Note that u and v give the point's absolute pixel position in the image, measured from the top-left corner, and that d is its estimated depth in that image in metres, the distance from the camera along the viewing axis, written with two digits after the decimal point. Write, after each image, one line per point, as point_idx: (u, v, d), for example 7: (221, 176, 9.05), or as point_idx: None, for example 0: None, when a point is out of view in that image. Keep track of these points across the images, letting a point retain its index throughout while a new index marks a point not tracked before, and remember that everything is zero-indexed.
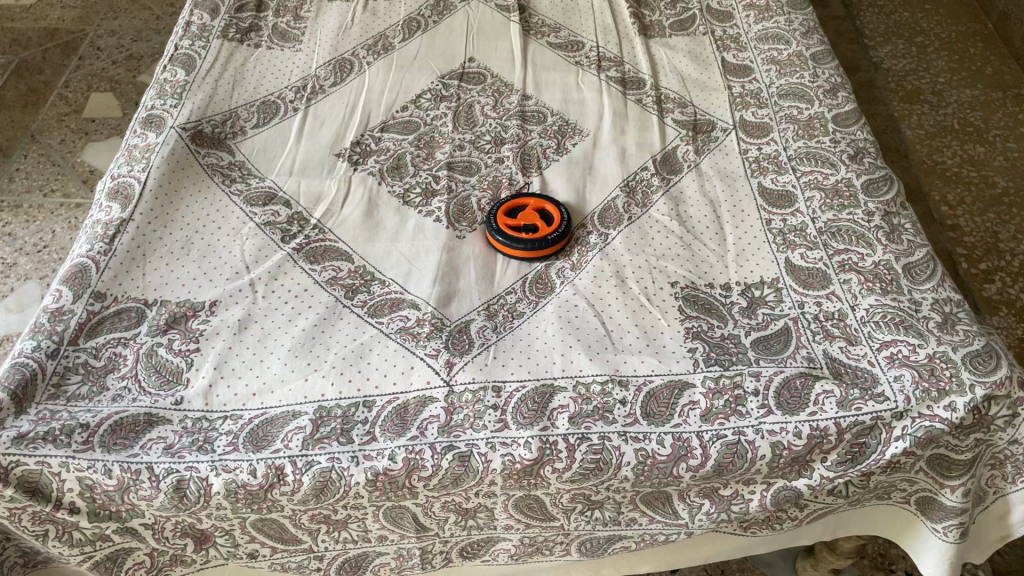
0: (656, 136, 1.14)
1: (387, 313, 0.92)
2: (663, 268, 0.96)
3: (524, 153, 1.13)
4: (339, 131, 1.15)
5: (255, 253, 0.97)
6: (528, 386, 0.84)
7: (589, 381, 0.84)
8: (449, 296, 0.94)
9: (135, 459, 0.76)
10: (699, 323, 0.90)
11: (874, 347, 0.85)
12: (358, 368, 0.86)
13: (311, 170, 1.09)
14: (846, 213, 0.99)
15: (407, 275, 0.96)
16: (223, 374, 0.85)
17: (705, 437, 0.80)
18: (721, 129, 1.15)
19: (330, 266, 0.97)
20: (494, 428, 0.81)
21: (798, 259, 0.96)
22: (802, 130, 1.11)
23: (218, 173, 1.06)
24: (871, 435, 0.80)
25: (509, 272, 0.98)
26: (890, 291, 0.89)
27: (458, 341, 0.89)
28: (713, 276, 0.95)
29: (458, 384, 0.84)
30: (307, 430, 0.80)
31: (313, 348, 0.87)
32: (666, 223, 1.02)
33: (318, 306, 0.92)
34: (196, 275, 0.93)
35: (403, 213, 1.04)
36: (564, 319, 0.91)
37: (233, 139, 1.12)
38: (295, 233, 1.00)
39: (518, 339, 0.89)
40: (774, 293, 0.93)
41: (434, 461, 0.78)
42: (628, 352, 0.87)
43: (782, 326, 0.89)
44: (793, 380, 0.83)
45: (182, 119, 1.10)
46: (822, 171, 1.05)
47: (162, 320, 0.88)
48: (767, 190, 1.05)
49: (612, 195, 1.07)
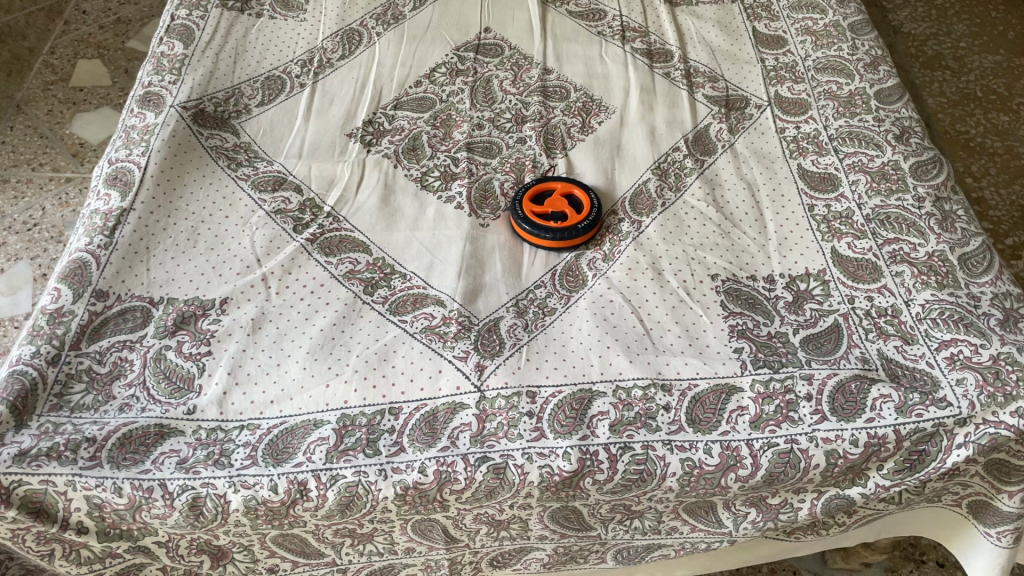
0: (687, 113, 1.08)
1: (409, 310, 0.86)
2: (701, 259, 0.90)
3: (547, 132, 1.06)
4: (350, 109, 1.08)
5: (266, 245, 0.90)
6: (565, 390, 0.79)
7: (630, 386, 0.79)
8: (475, 291, 0.88)
9: (147, 476, 0.71)
10: (743, 319, 0.84)
11: (932, 347, 0.80)
12: (382, 373, 0.80)
13: (322, 152, 1.02)
14: (895, 199, 0.93)
15: (430, 268, 0.90)
16: (237, 380, 0.78)
17: (756, 445, 0.75)
18: (756, 106, 1.08)
19: (347, 258, 0.90)
20: (530, 437, 0.75)
21: (845, 250, 0.90)
22: (843, 107, 1.05)
23: (222, 156, 0.99)
24: (931, 443, 0.75)
25: (537, 264, 0.92)
26: (946, 285, 0.84)
27: (487, 342, 0.83)
28: (755, 268, 0.90)
29: (489, 389, 0.79)
30: (330, 441, 0.75)
31: (333, 350, 0.81)
32: (702, 209, 0.96)
33: (336, 303, 0.86)
34: (204, 270, 0.87)
35: (421, 199, 0.98)
36: (600, 316, 0.85)
37: (237, 118, 1.04)
38: (308, 222, 0.94)
39: (552, 338, 0.83)
40: (821, 286, 0.87)
41: (467, 474, 0.73)
42: (669, 352, 0.82)
43: (832, 323, 0.84)
44: (848, 383, 0.78)
45: (183, 97, 1.03)
46: (867, 152, 0.99)
47: (170, 320, 0.82)
48: (808, 173, 0.99)
49: (643, 178, 1.00)
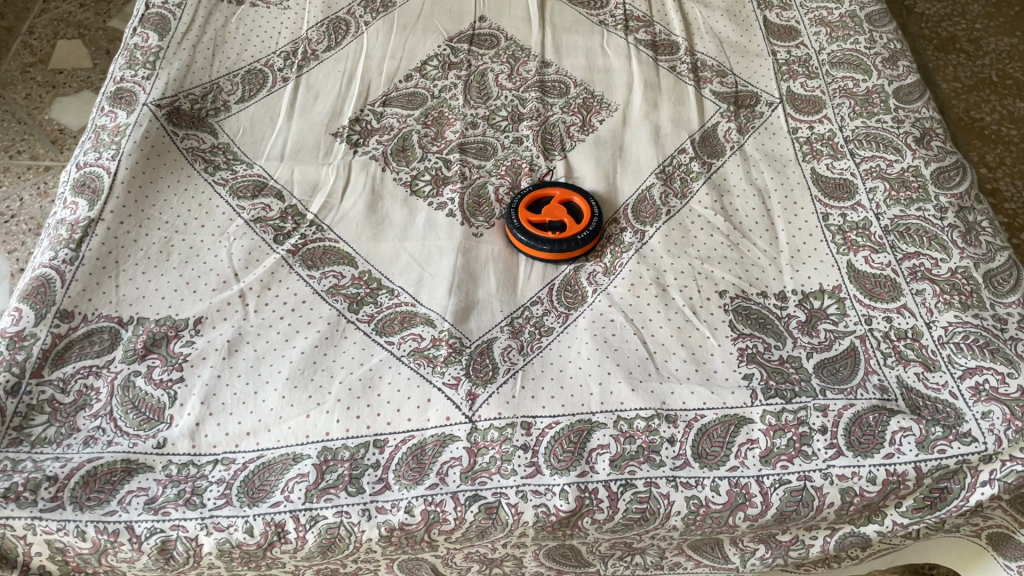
0: (693, 111, 1.02)
1: (396, 330, 0.80)
2: (709, 274, 0.85)
3: (545, 132, 1.00)
4: (336, 105, 1.02)
5: (245, 258, 0.85)
6: (563, 421, 0.73)
7: (632, 417, 0.73)
8: (467, 308, 0.83)
9: (112, 518, 0.66)
10: (753, 342, 0.79)
11: (956, 375, 0.75)
12: (366, 402, 0.74)
13: (305, 154, 0.96)
14: (916, 208, 0.87)
15: (419, 282, 0.85)
16: (211, 410, 0.73)
17: (766, 482, 0.70)
18: (767, 103, 1.02)
19: (330, 272, 0.85)
20: (524, 473, 0.71)
21: (862, 264, 0.84)
22: (860, 106, 0.98)
23: (199, 159, 0.93)
24: (954, 480, 0.70)
25: (534, 278, 0.86)
26: (971, 306, 0.79)
27: (479, 367, 0.77)
28: (766, 283, 0.84)
29: (481, 420, 0.73)
30: (310, 479, 0.70)
31: (314, 376, 0.76)
32: (710, 218, 0.90)
33: (319, 323, 0.80)
34: (178, 286, 0.81)
35: (411, 205, 0.92)
36: (600, 338, 0.79)
37: (215, 116, 0.98)
38: (290, 231, 0.88)
39: (549, 362, 0.78)
40: (836, 305, 0.82)
41: (457, 514, 0.69)
42: (674, 379, 0.76)
43: (848, 346, 0.78)
44: (866, 415, 0.73)
45: (157, 93, 0.97)
46: (885, 157, 0.93)
47: (139, 343, 0.77)
48: (822, 179, 0.93)
49: (647, 183, 0.94)
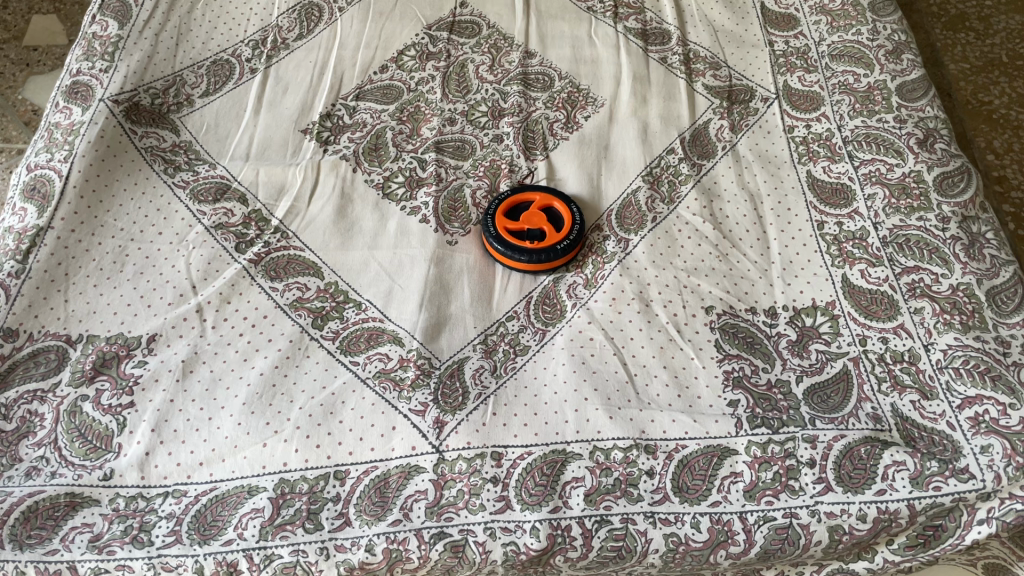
0: (684, 107, 0.96)
1: (362, 349, 0.75)
2: (695, 288, 0.80)
3: (527, 129, 0.95)
4: (306, 99, 0.96)
5: (204, 269, 0.80)
6: (535, 452, 0.69)
7: (609, 447, 0.69)
8: (438, 325, 0.78)
9: (54, 558, 0.63)
10: (740, 364, 0.74)
11: (954, 404, 0.70)
12: (328, 429, 0.70)
13: (272, 153, 0.91)
14: (916, 217, 0.82)
15: (388, 295, 0.80)
16: (162, 438, 0.69)
17: (750, 519, 0.66)
18: (762, 99, 0.97)
19: (294, 284, 0.80)
20: (493, 509, 0.66)
21: (858, 279, 0.80)
22: (860, 104, 0.93)
23: (158, 159, 0.88)
24: (949, 518, 0.66)
25: (511, 290, 0.82)
26: (972, 327, 0.74)
27: (449, 391, 0.73)
28: (755, 298, 0.79)
29: (449, 450, 0.69)
30: (265, 514, 0.66)
31: (272, 400, 0.72)
32: (698, 226, 0.85)
33: (280, 340, 0.76)
34: (131, 300, 0.77)
35: (383, 209, 0.87)
36: (578, 359, 0.75)
37: (177, 111, 0.93)
38: (252, 239, 0.83)
39: (522, 385, 0.73)
40: (829, 323, 0.77)
41: (421, 553, 0.65)
42: (655, 406, 0.72)
43: (841, 369, 0.74)
44: (857, 447, 0.68)
45: (115, 87, 0.91)
46: (885, 160, 0.87)
47: (88, 364, 0.73)
48: (818, 183, 0.88)
49: (633, 186, 0.89)
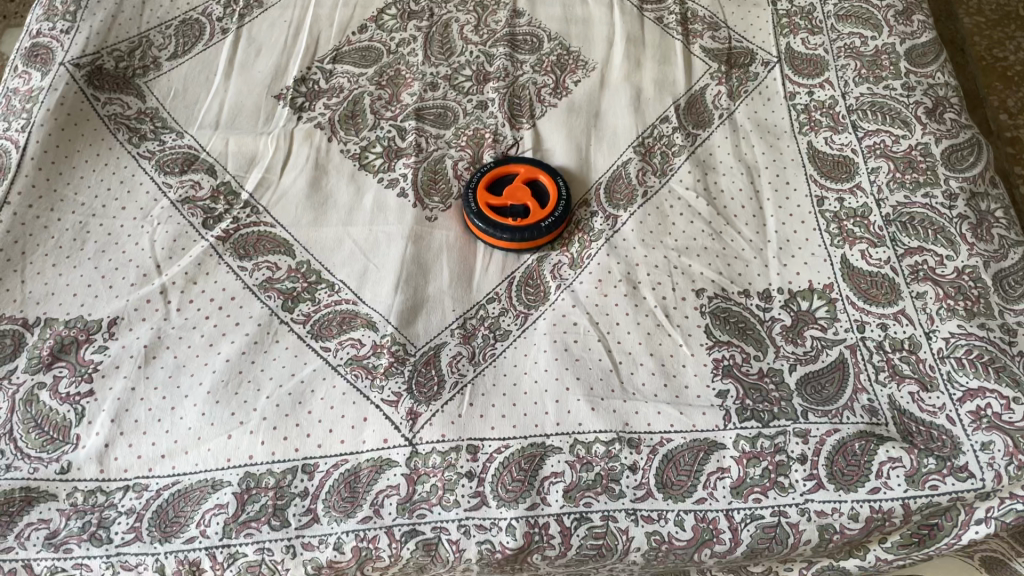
0: (680, 71, 0.91)
1: (334, 333, 0.72)
2: (685, 269, 0.76)
3: (513, 95, 0.90)
4: (280, 62, 0.91)
5: (169, 247, 0.76)
6: (513, 445, 0.66)
7: (590, 440, 0.66)
8: (415, 307, 0.74)
9: (8, 556, 0.60)
10: (730, 351, 0.71)
11: (955, 398, 0.66)
12: (296, 420, 0.67)
13: (243, 121, 0.86)
14: (922, 194, 0.78)
15: (363, 276, 0.76)
16: (122, 429, 0.66)
17: (736, 517, 0.63)
18: (762, 62, 0.92)
19: (264, 263, 0.76)
20: (468, 505, 0.63)
21: (858, 260, 0.75)
22: (867, 69, 0.88)
23: (122, 127, 0.83)
24: (946, 517, 0.63)
25: (492, 270, 0.78)
26: (977, 314, 0.70)
27: (424, 380, 0.69)
28: (749, 280, 0.75)
29: (423, 443, 0.66)
30: (229, 511, 0.63)
31: (239, 389, 0.68)
32: (691, 201, 0.81)
33: (248, 324, 0.72)
34: (92, 280, 0.73)
35: (359, 182, 0.83)
36: (560, 345, 0.71)
37: (143, 75, 0.88)
38: (221, 214, 0.79)
39: (501, 373, 0.70)
40: (826, 308, 0.73)
41: (392, 551, 0.62)
42: (640, 397, 0.68)
43: (837, 357, 0.70)
44: (851, 443, 0.65)
45: (76, 50, 0.87)
46: (891, 131, 0.82)
47: (46, 349, 0.69)
48: (820, 155, 0.83)
49: (623, 158, 0.85)
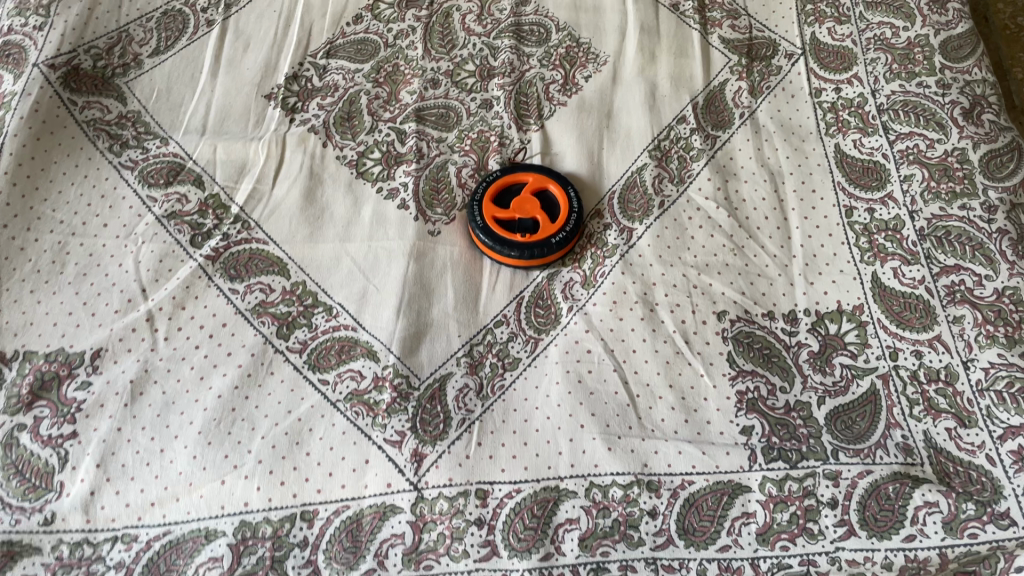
0: (698, 65, 0.85)
1: (332, 364, 0.68)
2: (706, 288, 0.71)
3: (519, 92, 0.84)
4: (270, 58, 0.85)
5: (155, 268, 0.71)
6: (525, 489, 0.62)
7: (607, 484, 0.62)
8: (418, 333, 0.70)
9: None
10: (755, 383, 0.66)
11: (995, 436, 0.63)
12: (293, 464, 0.62)
13: (232, 124, 0.81)
14: (959, 206, 0.73)
15: (362, 298, 0.71)
16: (109, 475, 0.62)
17: (762, 566, 0.58)
18: (785, 54, 0.86)
19: (257, 285, 0.71)
20: (477, 556, 0.59)
21: (891, 279, 0.71)
22: (898, 64, 0.82)
23: (102, 134, 0.78)
24: (983, 564, 0.58)
25: (499, 289, 0.73)
26: (1018, 342, 0.66)
27: (429, 417, 0.65)
28: (773, 300, 0.71)
29: (428, 488, 0.62)
30: (224, 565, 0.59)
31: (232, 429, 0.64)
32: (711, 212, 0.76)
33: (241, 355, 0.68)
34: (73, 308, 0.69)
35: (356, 192, 0.77)
36: (573, 377, 0.67)
37: (123, 75, 0.82)
38: (210, 230, 0.74)
39: (511, 408, 0.65)
40: (857, 332, 0.69)
41: None
42: (659, 434, 0.64)
43: (868, 388, 0.66)
44: (885, 486, 0.61)
45: (50, 49, 0.82)
46: (925, 134, 0.77)
47: (25, 387, 0.65)
48: (848, 159, 0.78)
49: (638, 163, 0.79)
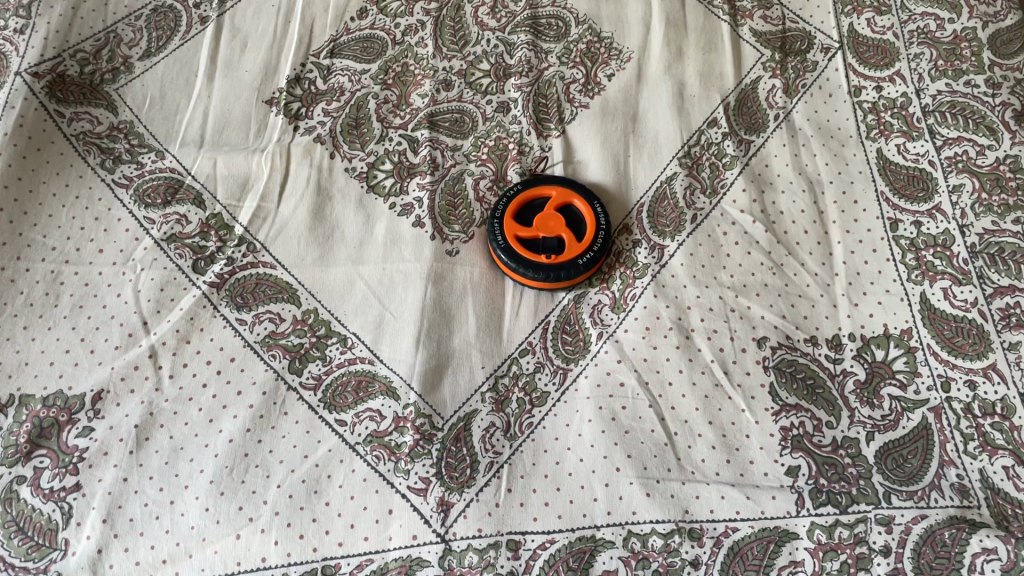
0: (728, 61, 0.80)
1: (349, 403, 0.63)
2: (744, 312, 0.67)
3: (538, 93, 0.79)
4: (271, 59, 0.80)
5: (157, 298, 0.67)
6: (559, 540, 0.58)
7: (646, 532, 0.58)
8: (439, 366, 0.65)
9: None
10: (800, 418, 0.62)
11: None
12: (312, 515, 0.58)
13: (232, 135, 0.76)
14: (1013, 219, 0.69)
15: (378, 326, 0.67)
16: (116, 530, 0.57)
17: None
18: (822, 48, 0.81)
19: (266, 314, 0.67)
20: None
21: (941, 301, 0.67)
22: (945, 60, 0.77)
23: (93, 149, 0.73)
24: None
25: (524, 314, 0.69)
26: None
27: (455, 461, 0.61)
28: (816, 324, 0.67)
29: (456, 539, 0.57)
30: None
31: (246, 477, 0.59)
32: (747, 226, 0.71)
33: (252, 393, 0.63)
34: (71, 345, 0.64)
35: (368, 208, 0.73)
36: (606, 414, 0.63)
37: (113, 82, 0.77)
38: (213, 253, 0.69)
39: (541, 449, 0.61)
40: (906, 360, 0.65)
41: None
42: (700, 477, 0.60)
43: (920, 422, 0.62)
44: (940, 531, 0.57)
45: (34, 55, 0.76)
46: (975, 139, 0.73)
47: (23, 436, 0.61)
48: (892, 167, 0.73)
49: (667, 172, 0.74)
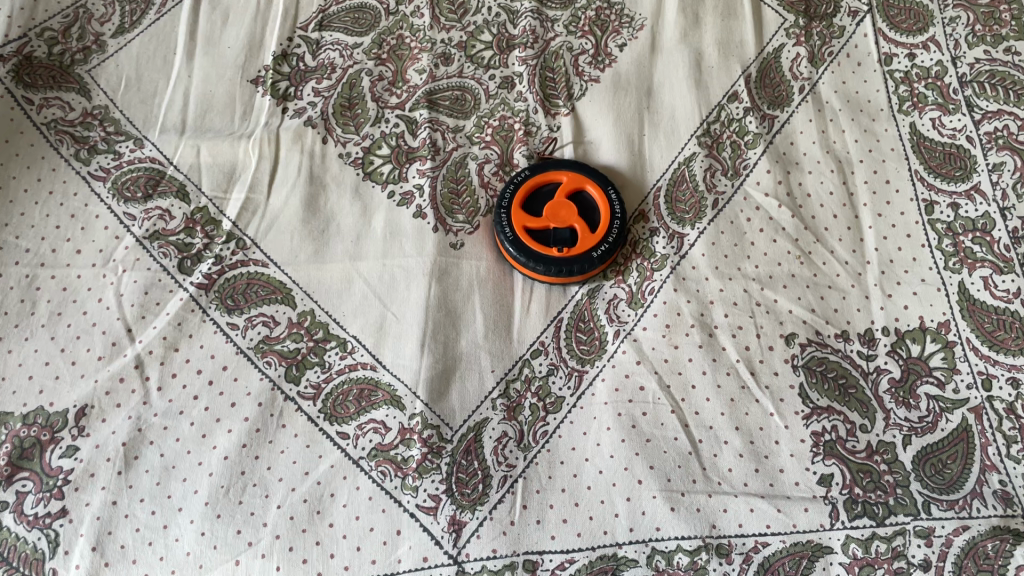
0: (749, 28, 0.75)
1: (352, 414, 0.59)
2: (770, 306, 0.63)
3: (544, 67, 0.74)
4: (256, 35, 0.74)
5: (142, 302, 0.62)
6: (579, 559, 0.54)
7: (671, 550, 0.54)
8: (446, 371, 0.61)
9: None
10: (832, 422, 0.59)
11: None
12: (315, 538, 0.54)
13: (216, 119, 0.70)
14: None
15: (380, 329, 0.62)
16: (107, 559, 0.53)
17: None
18: (849, 12, 0.76)
19: (259, 317, 0.62)
20: None
21: (980, 291, 0.63)
22: (982, 24, 0.74)
23: (66, 138, 0.68)
24: None
25: (534, 311, 0.64)
26: None
27: (465, 476, 0.57)
28: (847, 318, 0.62)
29: (470, 561, 0.54)
30: None
31: (243, 497, 0.55)
32: (772, 211, 0.66)
33: (247, 405, 0.59)
34: (51, 357, 0.60)
35: (365, 198, 0.68)
36: (626, 421, 0.59)
37: (84, 62, 0.72)
38: (200, 251, 0.65)
39: (557, 461, 0.58)
40: (943, 355, 0.61)
41: None
42: (728, 488, 0.56)
43: (960, 425, 0.59)
44: (983, 543, 0.54)
45: None
46: (1016, 112, 0.69)
47: (3, 458, 0.56)
48: (927, 143, 0.69)
49: (685, 151, 0.69)
